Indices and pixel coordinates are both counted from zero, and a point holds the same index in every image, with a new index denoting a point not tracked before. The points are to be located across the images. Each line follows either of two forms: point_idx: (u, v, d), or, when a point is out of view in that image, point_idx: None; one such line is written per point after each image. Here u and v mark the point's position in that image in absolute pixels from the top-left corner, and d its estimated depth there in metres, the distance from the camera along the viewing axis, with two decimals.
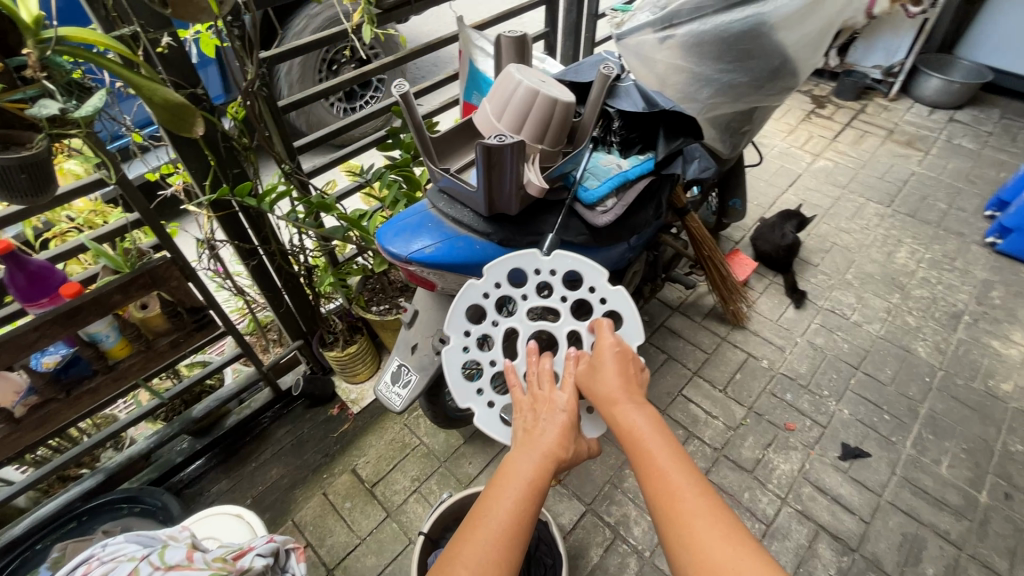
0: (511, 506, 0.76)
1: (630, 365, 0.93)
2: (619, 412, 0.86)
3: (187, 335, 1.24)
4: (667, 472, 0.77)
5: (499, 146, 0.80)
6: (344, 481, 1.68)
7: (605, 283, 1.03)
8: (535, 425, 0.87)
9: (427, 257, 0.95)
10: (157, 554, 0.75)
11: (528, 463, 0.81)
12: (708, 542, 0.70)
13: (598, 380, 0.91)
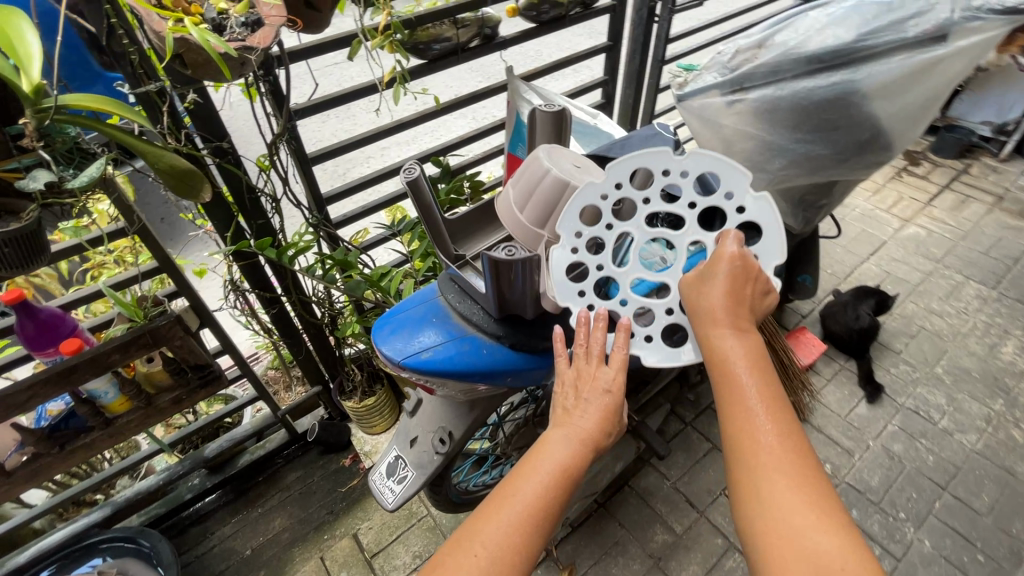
0: (541, 490, 0.67)
1: (749, 286, 0.71)
2: (717, 349, 0.69)
3: (190, 393, 1.19)
4: (759, 432, 0.66)
5: (508, 260, 0.69)
6: (343, 547, 1.59)
7: (753, 186, 0.74)
8: (575, 405, 0.73)
9: (425, 365, 0.83)
10: None
11: (564, 444, 0.70)
12: (791, 517, 0.62)
13: (700, 302, 0.71)
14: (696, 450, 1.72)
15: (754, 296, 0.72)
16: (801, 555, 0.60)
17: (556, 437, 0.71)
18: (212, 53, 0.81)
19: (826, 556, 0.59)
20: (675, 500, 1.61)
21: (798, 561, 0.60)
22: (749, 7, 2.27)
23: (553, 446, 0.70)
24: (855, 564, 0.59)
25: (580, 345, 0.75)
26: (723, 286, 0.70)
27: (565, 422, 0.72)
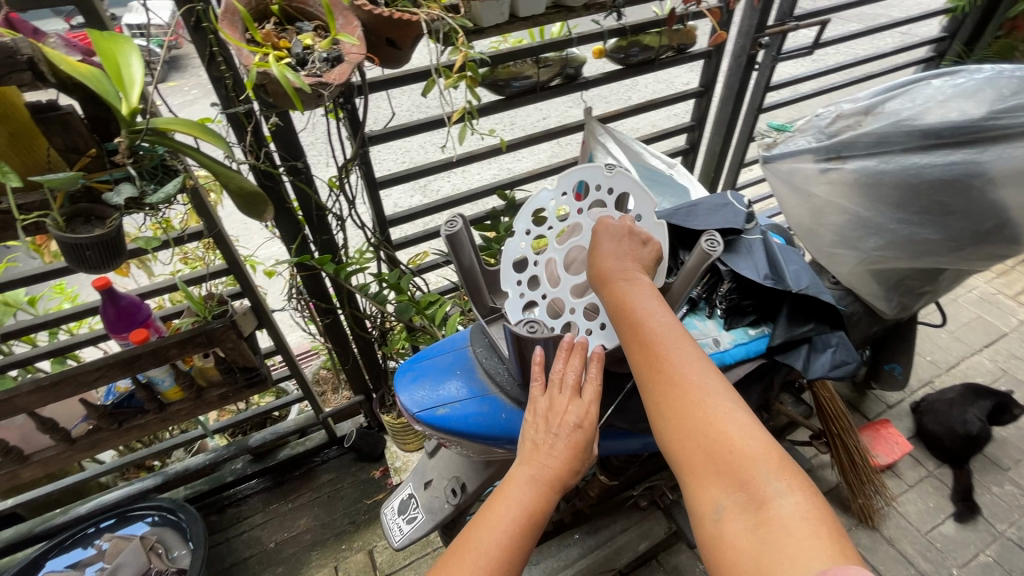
0: (505, 537, 0.61)
1: (631, 240, 0.74)
2: (612, 293, 0.70)
3: (237, 391, 1.26)
4: (661, 355, 0.64)
5: (528, 338, 0.70)
6: (358, 561, 1.61)
7: (603, 173, 0.76)
8: (543, 438, 0.67)
9: (438, 421, 0.80)
10: None
11: (532, 483, 0.64)
12: (695, 418, 0.60)
13: (595, 266, 0.72)
14: None
15: (638, 245, 0.74)
16: (710, 450, 0.58)
17: (523, 475, 0.65)
18: (287, 88, 0.85)
19: (731, 442, 0.58)
20: None
21: (710, 459, 0.58)
22: (868, 59, 2.07)
23: (520, 486, 0.64)
24: (762, 442, 0.58)
25: (553, 377, 0.69)
26: (609, 245, 0.74)
27: (533, 459, 0.66)
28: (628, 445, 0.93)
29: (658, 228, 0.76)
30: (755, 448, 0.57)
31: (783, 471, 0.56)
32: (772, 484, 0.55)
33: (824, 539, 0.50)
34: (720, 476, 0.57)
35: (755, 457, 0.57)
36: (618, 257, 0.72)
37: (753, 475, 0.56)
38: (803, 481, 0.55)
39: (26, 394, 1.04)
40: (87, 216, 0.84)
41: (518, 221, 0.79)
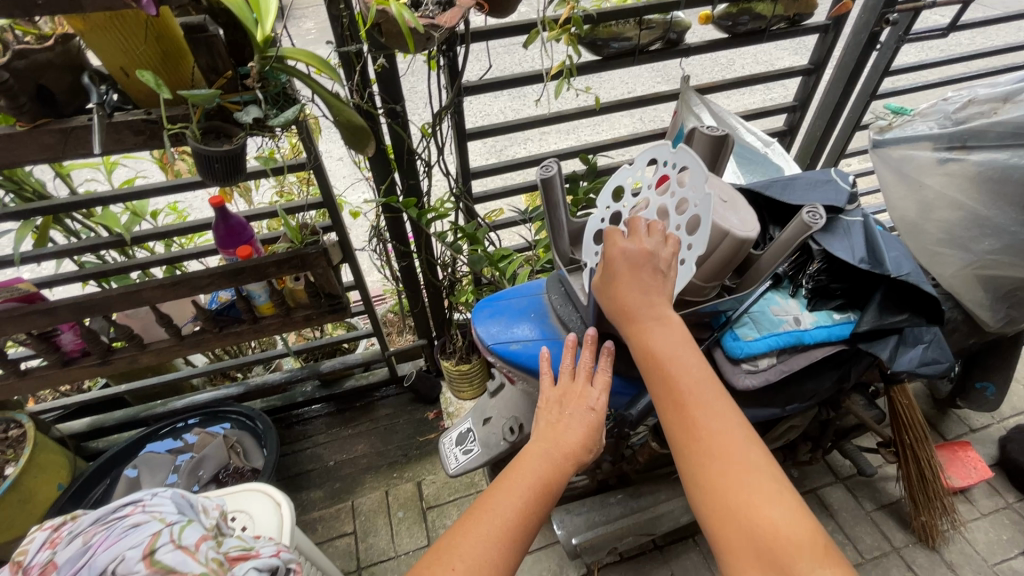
0: (521, 504, 0.64)
1: (649, 267, 0.70)
2: (642, 342, 0.69)
3: (320, 314, 1.37)
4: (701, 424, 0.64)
5: None
6: (406, 490, 1.72)
7: (665, 150, 0.74)
8: (558, 420, 0.72)
9: (511, 355, 0.84)
10: (179, 527, 0.83)
11: (547, 456, 0.68)
12: (736, 493, 0.60)
13: (614, 295, 0.71)
14: None
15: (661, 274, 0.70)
16: (748, 527, 0.58)
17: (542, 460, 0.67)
18: (403, 26, 0.89)
19: (773, 527, 0.57)
20: None
21: (749, 538, 0.58)
22: (1012, 45, 1.84)
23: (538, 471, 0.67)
24: (803, 528, 0.58)
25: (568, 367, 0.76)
26: (629, 276, 0.70)
27: (551, 443, 0.69)
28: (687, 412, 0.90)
29: (706, 202, 0.67)
30: (798, 534, 0.57)
31: (825, 559, 0.56)
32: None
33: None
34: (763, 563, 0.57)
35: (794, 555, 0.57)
36: (645, 297, 0.70)
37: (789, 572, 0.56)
38: (844, 571, 0.55)
39: (151, 289, 1.18)
40: (217, 133, 0.93)
41: (600, 198, 0.85)
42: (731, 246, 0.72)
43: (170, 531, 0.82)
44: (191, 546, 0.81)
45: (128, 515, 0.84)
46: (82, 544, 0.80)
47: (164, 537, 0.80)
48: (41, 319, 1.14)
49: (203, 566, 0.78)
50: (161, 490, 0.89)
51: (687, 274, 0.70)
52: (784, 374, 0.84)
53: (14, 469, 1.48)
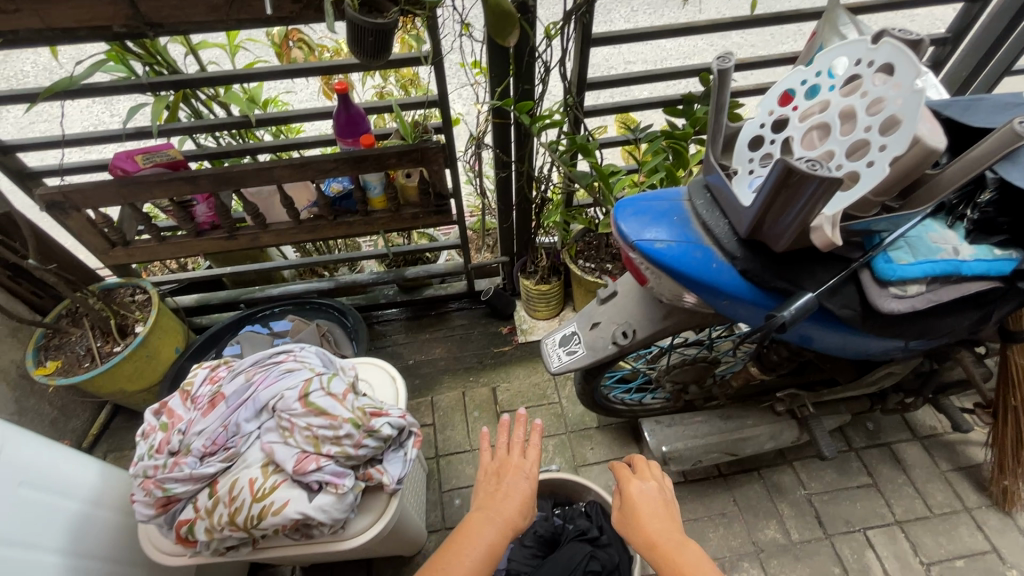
0: (468, 565, 0.83)
1: (658, 501, 0.98)
2: (656, 552, 0.88)
3: (426, 214, 1.41)
4: (676, 563, 0.84)
5: (808, 174, 0.62)
6: (482, 393, 1.82)
7: (860, 47, 0.69)
8: (498, 489, 0.98)
9: (654, 254, 0.84)
10: (327, 377, 0.91)
11: (496, 523, 0.90)
12: None
13: (638, 527, 0.93)
14: (848, 476, 1.58)
15: (669, 507, 0.97)
16: None
17: (482, 521, 0.90)
18: None
19: None
20: (802, 508, 1.53)
21: None
22: None
23: (482, 527, 0.89)
24: None
25: (502, 443, 1.09)
26: (644, 505, 0.96)
27: (489, 505, 0.94)
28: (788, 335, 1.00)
29: (913, 100, 0.63)
30: None
31: None
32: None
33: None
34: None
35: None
36: (661, 516, 0.94)
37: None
38: None
39: (282, 168, 1.23)
40: (371, 7, 0.93)
41: (761, 102, 0.80)
42: (917, 155, 0.69)
43: (320, 379, 0.90)
44: (339, 394, 0.90)
45: (283, 362, 0.93)
46: (246, 380, 0.91)
47: (315, 384, 0.89)
48: (184, 187, 1.22)
49: (350, 412, 0.88)
50: (307, 345, 0.98)
51: (875, 177, 0.66)
52: (931, 303, 0.81)
53: (144, 328, 1.64)
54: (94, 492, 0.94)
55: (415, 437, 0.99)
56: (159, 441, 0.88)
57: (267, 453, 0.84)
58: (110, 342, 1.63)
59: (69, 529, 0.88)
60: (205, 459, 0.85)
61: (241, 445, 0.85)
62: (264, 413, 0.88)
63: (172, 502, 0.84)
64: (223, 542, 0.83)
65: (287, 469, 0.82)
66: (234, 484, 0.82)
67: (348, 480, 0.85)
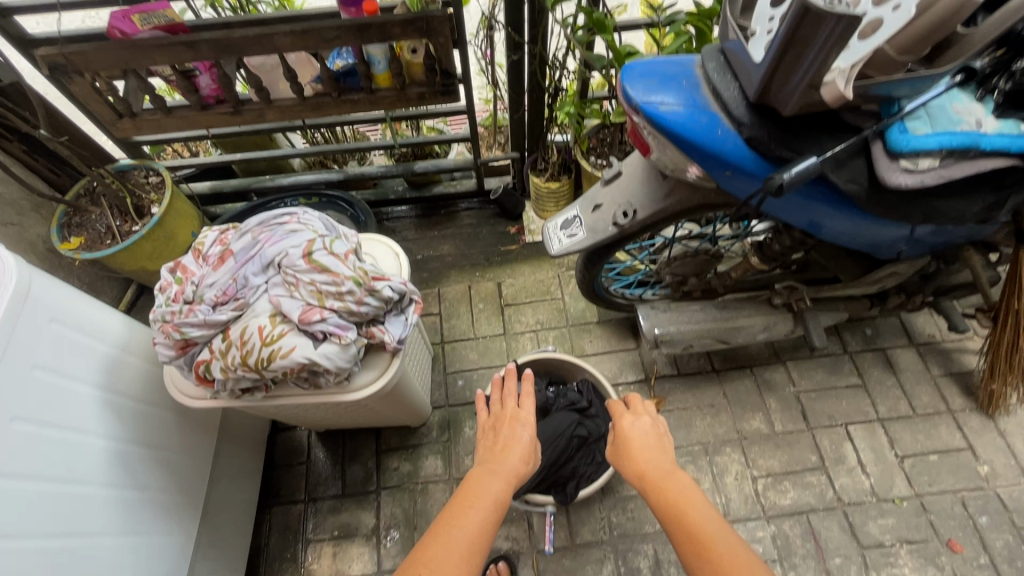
0: (481, 516, 0.88)
1: (649, 436, 1.07)
2: (648, 482, 0.97)
3: (432, 94, 1.37)
4: (665, 489, 0.93)
5: (825, 11, 0.57)
6: (487, 288, 1.87)
7: None
8: (499, 443, 1.06)
9: (659, 118, 0.81)
10: (330, 239, 0.94)
11: (498, 475, 0.96)
12: (707, 554, 0.80)
13: (632, 462, 1.02)
14: (838, 376, 1.63)
15: (662, 441, 1.07)
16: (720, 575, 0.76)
17: (487, 473, 0.97)
18: None
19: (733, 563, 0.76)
20: (788, 403, 1.60)
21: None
22: None
23: (487, 478, 0.96)
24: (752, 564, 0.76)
25: (496, 399, 1.17)
26: (636, 441, 1.06)
27: (492, 459, 1.02)
28: (797, 220, 0.99)
29: None
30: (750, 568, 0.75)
31: None
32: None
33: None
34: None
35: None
36: (654, 450, 1.03)
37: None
38: None
39: (282, 36, 1.19)
40: None
41: None
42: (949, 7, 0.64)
43: (323, 241, 0.93)
44: (342, 255, 0.93)
45: (287, 222, 0.95)
46: (252, 238, 0.94)
47: (318, 244, 0.92)
48: (184, 53, 1.19)
49: (351, 271, 0.91)
50: (312, 209, 1.00)
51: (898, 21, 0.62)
52: (941, 179, 0.79)
53: (159, 209, 1.67)
54: (120, 338, 1.02)
55: (416, 304, 1.03)
56: (174, 292, 0.93)
57: (274, 305, 0.88)
58: (128, 221, 1.67)
59: (100, 368, 0.96)
60: (217, 307, 0.90)
61: (250, 296, 0.90)
62: (270, 269, 0.91)
63: (190, 346, 0.91)
64: (238, 382, 0.91)
65: (293, 319, 0.88)
66: (245, 329, 0.88)
67: (351, 333, 0.90)
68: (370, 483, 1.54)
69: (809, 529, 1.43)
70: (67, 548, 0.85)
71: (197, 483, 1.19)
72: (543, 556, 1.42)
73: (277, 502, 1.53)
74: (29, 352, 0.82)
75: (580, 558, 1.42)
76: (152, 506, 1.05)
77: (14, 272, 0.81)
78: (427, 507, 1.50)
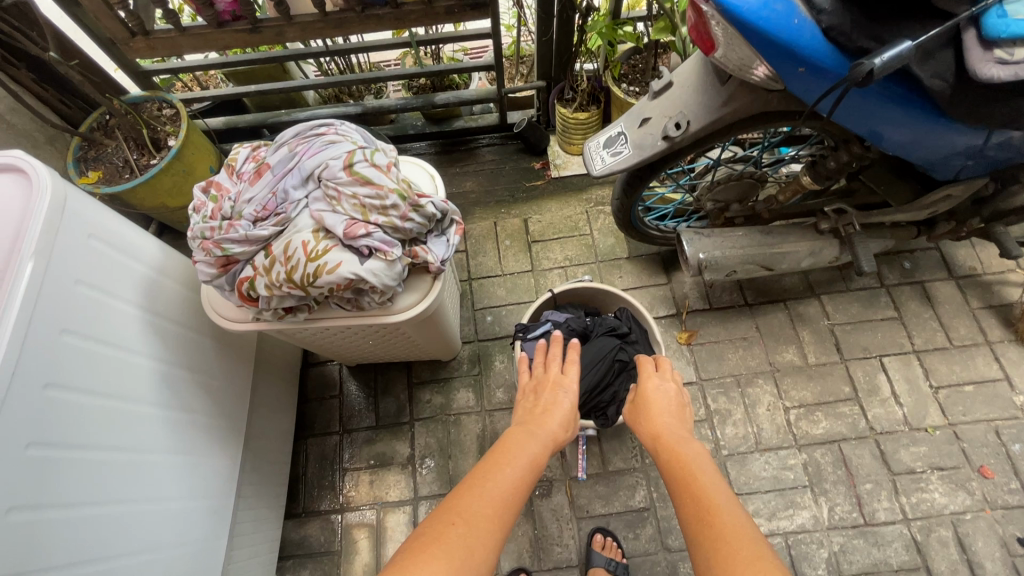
0: (517, 476, 0.83)
1: (670, 403, 1.03)
2: (660, 446, 0.94)
3: (461, 8, 1.28)
4: (677, 450, 0.90)
5: None
6: (513, 224, 1.82)
7: None
8: (539, 405, 1.02)
9: (729, 7, 0.72)
10: (370, 152, 0.89)
11: (537, 436, 0.93)
12: (705, 519, 0.75)
13: (648, 424, 1.00)
14: (874, 310, 1.60)
15: (681, 410, 1.03)
16: (716, 541, 0.71)
17: (526, 432, 0.94)
18: None
19: (731, 530, 0.72)
20: (822, 336, 1.58)
21: (712, 544, 0.71)
22: None
23: (525, 437, 0.92)
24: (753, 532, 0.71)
25: (538, 363, 1.13)
26: (658, 404, 1.03)
27: (531, 420, 0.98)
28: (855, 129, 0.93)
29: None
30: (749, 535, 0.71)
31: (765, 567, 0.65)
32: (755, 558, 0.67)
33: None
34: (709, 543, 0.72)
35: (757, 554, 0.67)
36: (671, 418, 1.00)
37: (746, 565, 0.66)
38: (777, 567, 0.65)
39: None
40: None
41: None
42: None
43: (363, 153, 0.89)
44: (384, 168, 0.89)
45: (324, 134, 0.91)
46: (289, 151, 0.90)
47: (359, 156, 0.87)
48: None
49: (394, 184, 0.88)
50: (348, 122, 0.95)
51: None
52: None
53: (176, 142, 1.62)
54: (154, 258, 1.00)
55: (457, 225, 1.00)
56: (211, 210, 0.90)
57: (317, 220, 0.85)
58: (146, 155, 1.63)
59: (140, 288, 0.95)
60: (258, 223, 0.87)
61: (291, 211, 0.86)
62: (310, 183, 0.88)
63: (231, 264, 0.88)
64: (282, 301, 0.89)
65: (338, 234, 0.84)
66: (288, 245, 0.85)
67: (397, 250, 0.87)
68: (403, 416, 1.56)
69: (840, 457, 1.45)
70: (113, 462, 0.84)
71: (237, 409, 1.20)
72: (577, 482, 1.45)
73: (312, 433, 1.55)
74: (69, 266, 0.80)
75: (613, 484, 1.45)
76: (199, 428, 1.06)
77: (48, 183, 0.77)
78: (460, 438, 1.52)
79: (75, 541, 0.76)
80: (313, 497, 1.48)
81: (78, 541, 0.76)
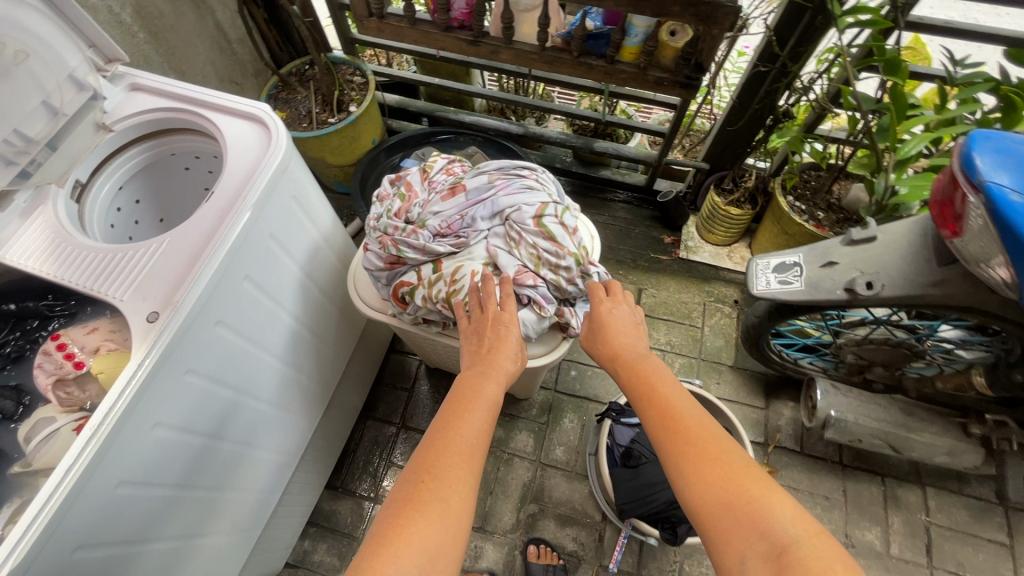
0: (483, 429, 0.69)
1: (630, 320, 0.88)
2: (625, 365, 0.81)
3: (670, 83, 1.28)
4: (644, 371, 0.78)
5: None
6: (626, 290, 1.80)
7: None
8: (481, 345, 0.80)
9: (1002, 207, 0.68)
10: (562, 208, 0.91)
11: (488, 378, 0.75)
12: (682, 437, 0.67)
13: (607, 342, 0.85)
14: (984, 525, 1.44)
15: (639, 325, 0.89)
16: (699, 457, 0.64)
17: (478, 378, 0.74)
18: None
19: (710, 445, 0.64)
20: (915, 530, 1.43)
21: (699, 463, 0.63)
22: None
23: (482, 381, 0.74)
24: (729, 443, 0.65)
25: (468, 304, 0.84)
26: (619, 321, 0.87)
27: (480, 364, 0.77)
28: None
29: None
30: (728, 445, 0.65)
31: (755, 478, 0.60)
32: (744, 472, 0.61)
33: (789, 511, 0.56)
34: (691, 467, 0.64)
35: (722, 447, 0.64)
36: (631, 336, 0.85)
37: (715, 459, 0.63)
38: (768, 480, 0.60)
39: None
40: None
41: None
42: None
43: (554, 207, 0.90)
44: (569, 229, 0.90)
45: (525, 177, 0.94)
46: (488, 181, 0.93)
47: (552, 209, 0.89)
48: None
49: (574, 248, 0.89)
50: (547, 172, 0.99)
51: None
52: None
53: (358, 109, 1.71)
54: (326, 229, 1.06)
55: None
56: (397, 207, 0.94)
57: (491, 255, 0.87)
58: (327, 111, 1.74)
59: (308, 250, 1.01)
60: (437, 238, 0.90)
61: (472, 238, 0.89)
62: (497, 219, 0.91)
63: (398, 264, 0.92)
64: (428, 313, 0.92)
65: (506, 275, 0.86)
66: (459, 269, 0.87)
67: (551, 308, 0.87)
68: None
69: None
70: (228, 401, 0.87)
71: (330, 380, 1.25)
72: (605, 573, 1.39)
73: (373, 417, 1.59)
74: (270, 223, 0.86)
75: None
76: (300, 390, 1.11)
77: (284, 143, 0.85)
78: (507, 478, 1.50)
79: (184, 462, 0.81)
80: (354, 477, 1.51)
81: (180, 461, 0.80)
